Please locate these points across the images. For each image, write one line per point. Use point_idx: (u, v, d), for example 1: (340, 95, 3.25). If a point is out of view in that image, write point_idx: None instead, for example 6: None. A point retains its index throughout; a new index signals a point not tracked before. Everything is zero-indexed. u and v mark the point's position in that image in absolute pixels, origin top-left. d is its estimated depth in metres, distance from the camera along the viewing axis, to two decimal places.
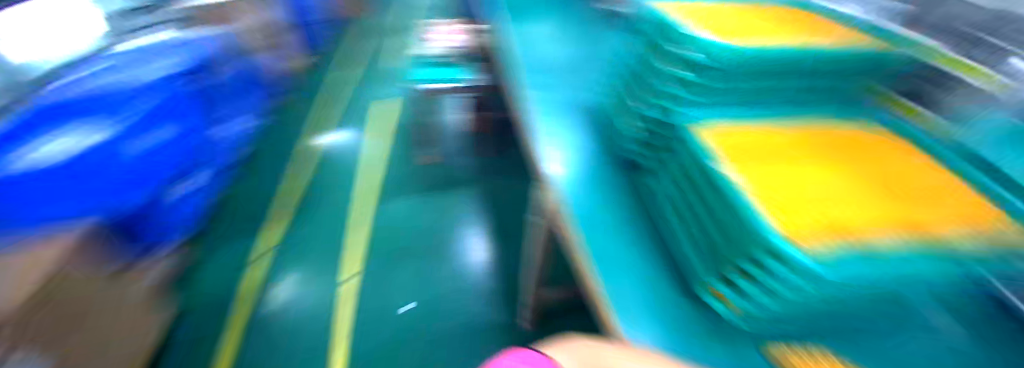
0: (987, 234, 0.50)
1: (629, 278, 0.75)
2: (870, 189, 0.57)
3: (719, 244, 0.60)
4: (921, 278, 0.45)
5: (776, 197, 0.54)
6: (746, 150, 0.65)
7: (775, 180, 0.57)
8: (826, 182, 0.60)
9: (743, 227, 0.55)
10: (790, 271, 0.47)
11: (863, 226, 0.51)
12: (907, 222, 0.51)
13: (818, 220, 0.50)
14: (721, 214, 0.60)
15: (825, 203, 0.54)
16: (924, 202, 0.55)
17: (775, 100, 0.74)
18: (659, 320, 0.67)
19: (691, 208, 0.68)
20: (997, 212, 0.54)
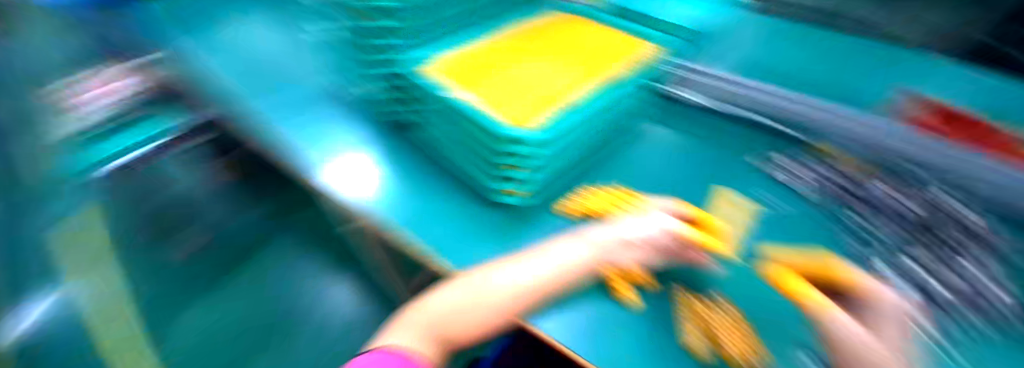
0: (632, 66, 0.74)
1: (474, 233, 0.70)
2: (557, 61, 0.74)
3: (487, 153, 0.66)
4: (600, 103, 0.65)
5: (498, 106, 0.62)
6: (464, 70, 0.71)
7: (494, 86, 0.66)
8: (539, 70, 0.72)
9: (492, 140, 0.61)
10: (533, 154, 0.58)
11: (559, 96, 0.64)
12: (588, 75, 0.70)
13: (532, 103, 0.62)
14: (474, 133, 0.63)
15: (536, 89, 0.66)
16: (584, 56, 0.76)
17: (473, 25, 0.81)
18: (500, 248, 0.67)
19: (457, 140, 0.70)
20: (634, 46, 0.80)
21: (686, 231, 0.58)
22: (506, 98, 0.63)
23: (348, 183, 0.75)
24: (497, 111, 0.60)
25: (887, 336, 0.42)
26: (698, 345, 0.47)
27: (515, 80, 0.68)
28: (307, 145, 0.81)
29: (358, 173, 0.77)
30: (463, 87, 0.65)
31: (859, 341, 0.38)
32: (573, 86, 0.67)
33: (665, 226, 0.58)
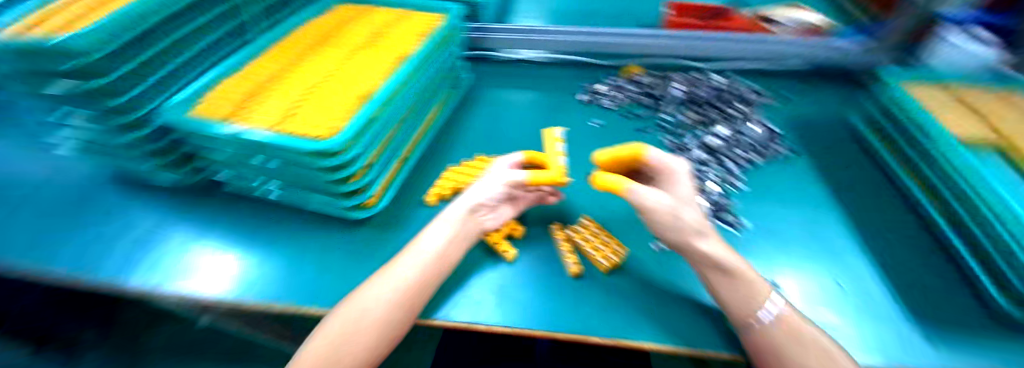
0: (429, 42, 0.74)
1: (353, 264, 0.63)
2: (355, 58, 0.69)
3: (312, 177, 0.58)
4: (408, 86, 0.63)
5: (294, 123, 0.54)
6: (247, 95, 0.62)
7: (288, 101, 0.59)
8: (334, 74, 0.65)
9: (302, 161, 0.54)
10: (348, 159, 0.53)
11: (361, 91, 0.61)
12: (387, 62, 0.67)
13: (335, 101, 0.58)
14: (282, 159, 0.55)
15: (336, 92, 0.61)
16: (379, 42, 0.73)
17: (243, 43, 0.69)
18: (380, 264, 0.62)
19: (273, 176, 0.61)
20: (427, 23, 0.80)
21: (525, 177, 0.61)
22: (305, 108, 0.57)
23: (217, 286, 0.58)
24: (293, 130, 0.53)
25: (675, 189, 0.56)
26: (576, 268, 0.60)
27: (310, 88, 0.62)
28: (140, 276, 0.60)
29: (193, 262, 0.62)
30: (250, 114, 0.57)
31: (654, 204, 0.52)
32: (374, 72, 0.64)
33: (504, 181, 0.61)
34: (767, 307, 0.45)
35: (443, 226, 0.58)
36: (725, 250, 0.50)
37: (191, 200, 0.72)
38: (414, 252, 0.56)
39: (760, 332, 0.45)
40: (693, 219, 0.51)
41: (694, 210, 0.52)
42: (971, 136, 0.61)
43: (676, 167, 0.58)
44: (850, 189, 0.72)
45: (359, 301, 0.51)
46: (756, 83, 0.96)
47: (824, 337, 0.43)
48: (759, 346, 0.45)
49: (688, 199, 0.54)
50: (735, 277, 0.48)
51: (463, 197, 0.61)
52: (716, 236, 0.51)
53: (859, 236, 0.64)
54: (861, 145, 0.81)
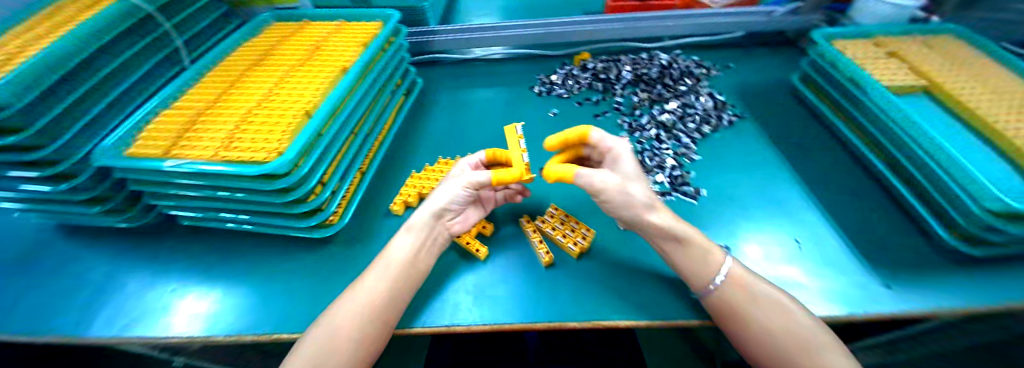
0: (369, 49, 0.74)
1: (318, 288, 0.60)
2: (295, 74, 0.69)
3: (260, 197, 0.55)
4: (350, 95, 0.63)
5: (236, 147, 0.54)
6: (187, 127, 0.60)
7: (230, 128, 0.58)
8: (273, 92, 0.65)
9: (246, 182, 0.53)
10: (298, 170, 0.52)
11: (303, 104, 0.60)
12: (328, 72, 0.67)
13: (279, 121, 0.57)
14: (227, 183, 0.54)
15: (279, 108, 0.61)
16: (319, 58, 0.72)
17: (182, 81, 0.70)
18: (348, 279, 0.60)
19: (229, 205, 0.59)
20: (370, 30, 0.80)
21: (486, 178, 0.60)
22: (249, 132, 0.57)
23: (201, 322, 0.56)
24: (230, 155, 0.52)
25: (621, 167, 0.58)
26: (547, 257, 0.60)
27: (252, 112, 0.61)
28: (123, 319, 0.57)
29: (152, 308, 0.58)
30: (192, 146, 0.56)
31: (602, 184, 0.54)
32: (316, 87, 0.64)
33: (465, 182, 0.59)
34: (720, 272, 0.50)
35: (406, 234, 0.57)
36: (674, 219, 0.53)
37: (143, 241, 0.69)
38: (379, 266, 0.54)
39: (715, 294, 0.49)
40: (642, 195, 0.54)
41: (640, 183, 0.55)
42: (892, 80, 0.66)
43: (619, 146, 0.60)
44: (795, 144, 0.76)
45: (327, 326, 0.48)
46: (699, 57, 1.01)
47: (769, 289, 0.48)
48: (718, 306, 0.49)
49: (633, 175, 0.56)
50: (682, 243, 0.52)
51: (426, 203, 0.60)
52: (665, 209, 0.54)
53: (805, 187, 0.68)
54: (801, 103, 0.85)
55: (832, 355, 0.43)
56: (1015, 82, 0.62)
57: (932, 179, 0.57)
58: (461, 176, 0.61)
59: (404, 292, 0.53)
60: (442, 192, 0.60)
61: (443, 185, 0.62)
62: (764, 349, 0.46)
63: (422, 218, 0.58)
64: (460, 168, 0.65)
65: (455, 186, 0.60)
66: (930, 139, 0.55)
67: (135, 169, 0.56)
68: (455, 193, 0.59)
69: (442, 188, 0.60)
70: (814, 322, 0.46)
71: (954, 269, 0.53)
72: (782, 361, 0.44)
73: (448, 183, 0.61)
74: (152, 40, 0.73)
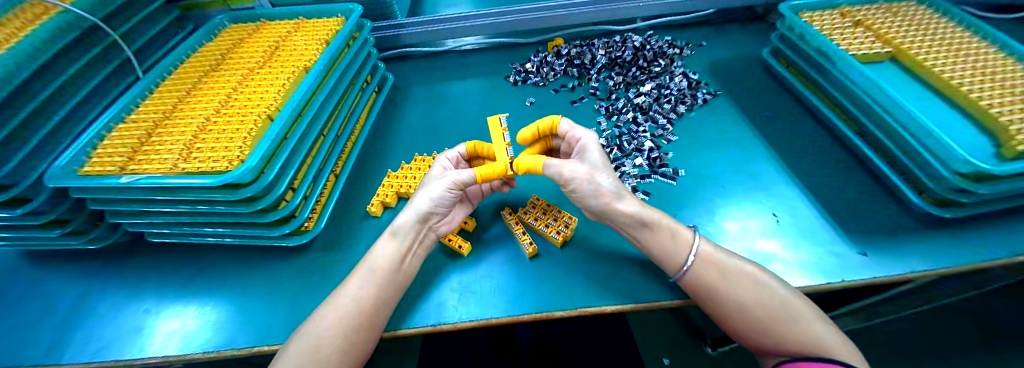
0: (331, 46, 0.71)
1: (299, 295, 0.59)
2: (254, 77, 0.66)
3: (231, 207, 0.53)
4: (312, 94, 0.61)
5: (196, 157, 0.52)
6: (144, 141, 0.58)
7: (187, 138, 0.56)
8: (232, 98, 0.62)
9: (211, 193, 0.51)
10: (264, 177, 0.50)
11: (263, 107, 0.58)
12: (287, 73, 0.65)
13: (239, 127, 0.55)
14: (191, 195, 0.52)
15: (238, 114, 0.58)
16: (279, 59, 0.70)
17: (133, 90, 0.66)
18: (328, 284, 0.58)
19: (199, 218, 0.57)
20: (332, 27, 0.77)
21: (470, 176, 0.58)
22: (208, 141, 0.54)
23: (185, 340, 0.54)
24: (191, 166, 0.50)
25: (589, 156, 0.59)
26: (530, 248, 0.59)
27: (210, 120, 0.59)
28: (103, 342, 0.55)
29: (126, 331, 0.56)
30: (149, 159, 0.53)
31: (570, 172, 0.56)
32: (275, 89, 0.61)
33: (449, 182, 0.58)
34: (690, 252, 0.50)
35: (387, 238, 0.55)
36: (641, 206, 0.54)
37: (112, 261, 0.66)
38: (359, 271, 0.52)
39: (691, 274, 0.49)
40: (609, 184, 0.55)
41: (605, 172, 0.56)
42: (858, 49, 0.67)
43: (585, 135, 0.61)
44: (769, 119, 0.77)
45: (310, 338, 0.46)
46: (672, 37, 1.00)
47: (741, 263, 0.49)
48: (696, 287, 0.49)
49: (597, 164, 0.57)
50: (651, 229, 0.52)
51: (410, 205, 0.58)
52: (634, 197, 0.55)
53: (780, 160, 0.69)
54: (773, 77, 0.86)
55: (807, 320, 0.44)
56: (976, 44, 0.64)
57: (900, 144, 0.58)
58: (445, 175, 0.59)
59: (389, 295, 0.51)
60: (424, 191, 0.59)
61: (425, 184, 0.60)
62: (746, 322, 0.47)
63: (406, 218, 0.56)
64: (439, 166, 0.63)
65: (438, 184, 0.58)
66: (895, 104, 0.56)
67: (95, 189, 0.53)
68: (439, 192, 0.58)
69: (424, 188, 0.59)
70: (792, 291, 0.47)
71: (924, 231, 0.55)
72: (765, 332, 0.45)
73: (430, 183, 0.59)
74: (100, 50, 0.68)
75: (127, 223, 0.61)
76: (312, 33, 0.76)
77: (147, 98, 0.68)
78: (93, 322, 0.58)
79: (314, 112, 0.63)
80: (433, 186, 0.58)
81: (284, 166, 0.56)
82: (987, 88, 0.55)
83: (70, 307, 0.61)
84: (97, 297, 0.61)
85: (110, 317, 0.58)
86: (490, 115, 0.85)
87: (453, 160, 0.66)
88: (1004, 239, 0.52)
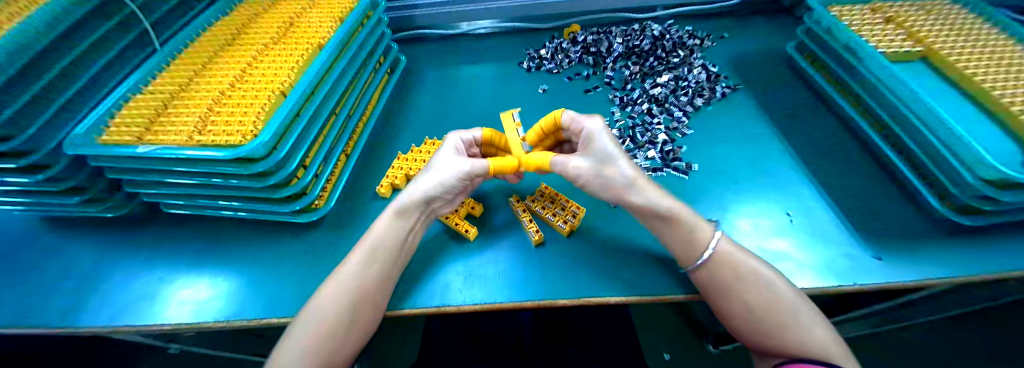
0: (346, 25, 0.70)
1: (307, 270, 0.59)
2: (268, 52, 0.66)
3: (241, 181, 0.53)
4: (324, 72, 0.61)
5: (210, 130, 0.52)
6: (160, 112, 0.58)
7: (203, 110, 0.56)
8: (245, 73, 0.62)
9: (224, 167, 0.51)
10: (276, 152, 0.50)
11: (275, 83, 0.58)
12: (300, 50, 0.64)
13: (253, 102, 0.55)
14: (205, 168, 0.52)
15: (252, 88, 0.58)
16: (293, 36, 0.69)
17: (149, 62, 0.67)
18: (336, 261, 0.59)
19: (210, 191, 0.58)
20: (346, 4, 0.76)
21: (483, 168, 0.57)
22: (223, 115, 0.54)
23: (200, 308, 0.55)
24: (205, 139, 0.50)
25: (593, 147, 0.55)
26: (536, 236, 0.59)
27: (225, 94, 0.59)
28: (122, 306, 0.57)
29: (140, 298, 0.58)
30: (165, 130, 0.54)
31: (575, 169, 0.55)
32: (289, 65, 0.61)
33: (459, 172, 0.56)
34: (708, 246, 0.49)
35: (383, 217, 0.55)
36: (661, 197, 0.52)
37: (129, 230, 0.68)
38: (358, 250, 0.53)
39: (704, 269, 0.49)
40: (618, 176, 0.52)
41: (614, 162, 0.53)
42: (888, 47, 0.64)
43: (593, 124, 0.56)
44: (789, 116, 0.75)
45: (310, 315, 0.46)
46: (692, 27, 0.97)
47: (758, 265, 0.48)
48: (704, 281, 0.49)
49: (607, 154, 0.53)
50: (669, 222, 0.51)
51: (405, 191, 0.57)
52: (652, 185, 0.53)
53: (797, 158, 0.68)
54: (795, 73, 0.83)
55: (814, 327, 0.44)
56: (1016, 47, 0.61)
57: (924, 149, 0.56)
58: (455, 162, 0.57)
59: (389, 272, 0.52)
60: (424, 177, 0.56)
61: (426, 170, 0.58)
62: (751, 320, 0.47)
63: (402, 203, 0.55)
64: (444, 149, 0.60)
65: (444, 170, 0.56)
66: (923, 107, 0.54)
67: (113, 157, 0.54)
68: (445, 179, 0.56)
69: (426, 174, 0.57)
70: (801, 296, 0.46)
71: (942, 238, 0.54)
72: (768, 333, 0.45)
73: (434, 168, 0.57)
74: (119, 21, 0.68)
75: (143, 193, 0.63)
76: (326, 10, 0.75)
77: (163, 71, 0.68)
78: (111, 287, 0.60)
79: (327, 91, 0.62)
80: (439, 170, 0.56)
81: (296, 143, 0.56)
82: (1023, 93, 0.53)
83: (89, 272, 0.62)
84: (114, 264, 0.63)
85: (128, 284, 0.60)
86: (503, 102, 0.85)
87: (467, 142, 0.63)
88: None
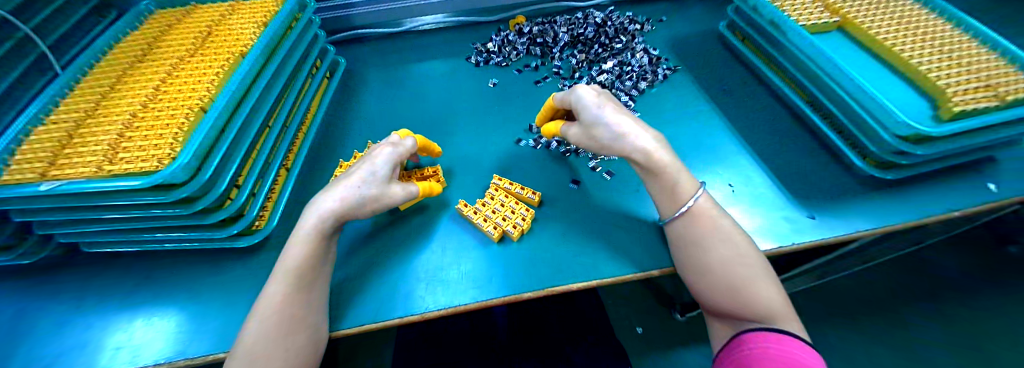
0: (274, 30, 0.66)
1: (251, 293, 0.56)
2: (186, 65, 0.61)
3: (170, 209, 0.49)
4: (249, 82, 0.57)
5: (125, 158, 0.47)
6: (65, 143, 0.52)
7: (112, 136, 0.51)
8: (160, 91, 0.57)
9: (148, 196, 0.47)
10: (203, 174, 0.47)
11: (194, 99, 0.54)
12: (221, 60, 0.60)
13: (169, 122, 0.51)
14: (124, 199, 0.48)
15: (168, 107, 0.54)
16: (212, 45, 0.64)
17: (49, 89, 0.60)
18: None
19: (137, 223, 0.53)
20: (272, 7, 0.72)
21: (416, 190, 0.59)
22: (137, 139, 0.50)
23: (143, 349, 0.51)
24: (120, 167, 0.46)
25: (582, 118, 0.57)
26: (494, 232, 0.59)
27: (138, 115, 0.54)
28: (49, 360, 0.52)
29: (71, 348, 0.53)
30: (71, 163, 0.48)
31: (574, 138, 0.60)
32: (208, 78, 0.56)
33: (391, 199, 0.55)
34: (688, 201, 0.50)
35: (300, 234, 0.49)
36: (666, 154, 0.52)
37: (48, 277, 0.61)
38: (275, 275, 0.47)
39: (683, 218, 0.51)
40: (606, 134, 0.53)
41: (597, 123, 0.54)
42: (808, 19, 0.68)
43: (580, 92, 0.57)
44: (727, 92, 0.78)
45: (241, 351, 0.42)
46: (633, 13, 0.99)
47: (730, 225, 0.50)
48: (680, 233, 0.51)
49: (594, 117, 0.54)
50: (654, 176, 0.52)
51: (319, 203, 0.50)
52: (660, 142, 0.52)
53: (736, 132, 0.71)
54: (729, 51, 0.87)
55: (771, 288, 0.45)
56: (915, 12, 0.66)
57: (847, 113, 0.60)
58: (386, 191, 0.54)
59: (318, 293, 0.49)
60: (355, 202, 0.51)
61: (357, 189, 0.51)
62: (718, 275, 0.47)
63: (318, 222, 0.49)
64: (381, 169, 0.55)
65: (380, 201, 0.53)
66: (843, 74, 0.58)
67: (19, 197, 0.48)
68: (373, 210, 0.53)
69: (358, 196, 0.52)
70: (760, 258, 0.48)
71: (869, 195, 0.58)
72: (734, 288, 0.46)
73: (372, 194, 0.52)
74: (12, 44, 0.59)
75: (57, 233, 0.57)
76: (249, 15, 0.70)
77: (66, 96, 0.62)
78: (33, 342, 0.54)
79: (255, 102, 0.59)
80: (377, 199, 0.53)
81: (224, 161, 0.52)
82: (926, 54, 0.58)
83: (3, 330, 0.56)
84: (34, 317, 0.57)
85: (54, 336, 0.54)
86: (452, 100, 0.83)
87: (392, 158, 0.57)
88: (937, 199, 0.56)
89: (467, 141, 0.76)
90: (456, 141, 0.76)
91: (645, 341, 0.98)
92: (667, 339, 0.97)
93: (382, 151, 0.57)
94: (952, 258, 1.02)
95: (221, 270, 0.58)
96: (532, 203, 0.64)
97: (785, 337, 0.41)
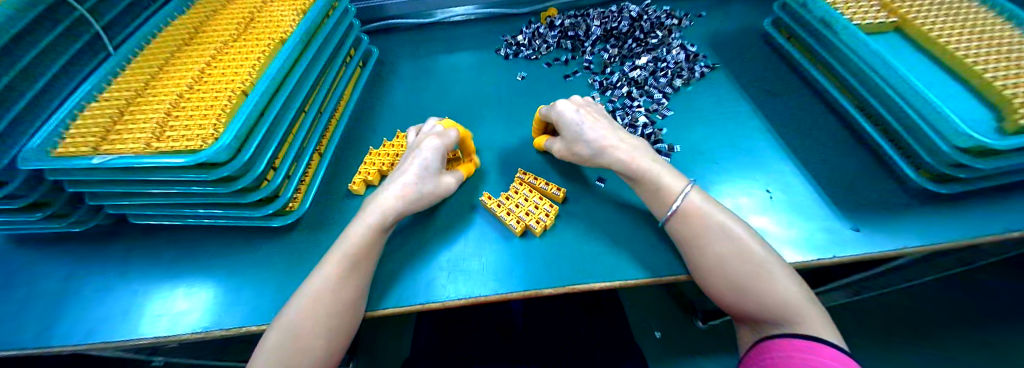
0: (312, 18, 0.68)
1: (282, 271, 0.57)
2: (229, 50, 0.63)
3: (209, 187, 0.51)
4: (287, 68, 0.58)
5: (170, 137, 0.49)
6: (116, 119, 0.55)
7: (160, 115, 0.53)
8: (203, 74, 0.59)
9: (189, 174, 0.49)
10: (243, 155, 0.49)
11: (235, 83, 0.55)
12: (261, 45, 0.61)
13: (213, 104, 0.52)
14: (167, 176, 0.50)
15: (210, 90, 0.55)
16: (254, 31, 0.66)
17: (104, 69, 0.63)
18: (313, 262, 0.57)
19: (180, 199, 0.55)
20: None
21: (461, 176, 0.63)
22: (182, 119, 0.52)
23: (180, 318, 0.53)
24: (165, 145, 0.48)
25: (565, 133, 0.62)
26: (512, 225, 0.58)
27: (184, 96, 0.56)
28: (98, 321, 0.55)
29: (117, 313, 0.56)
30: (121, 139, 0.51)
31: (559, 152, 0.64)
32: (250, 63, 0.58)
33: (443, 188, 0.58)
34: (677, 199, 0.50)
35: (354, 229, 0.51)
36: (653, 161, 0.54)
37: (97, 245, 0.65)
38: (330, 258, 0.49)
39: (674, 217, 0.51)
40: (586, 151, 0.59)
41: (580, 138, 0.59)
42: (863, 18, 0.64)
43: (559, 111, 0.62)
44: (767, 93, 0.75)
45: (281, 325, 0.44)
46: (670, 7, 0.96)
47: (726, 218, 0.49)
48: (676, 231, 0.50)
49: (573, 135, 0.60)
50: (636, 183, 0.55)
51: (381, 202, 0.53)
52: (649, 153, 0.55)
53: (775, 136, 0.68)
54: (773, 50, 0.82)
55: (785, 283, 0.43)
56: (987, 12, 0.61)
57: (901, 120, 0.56)
58: (437, 181, 0.58)
59: (366, 278, 0.49)
60: (414, 199, 0.54)
61: (413, 186, 0.55)
62: (723, 274, 0.46)
63: (381, 219, 0.52)
64: (432, 163, 0.57)
65: (435, 194, 0.57)
66: (901, 78, 0.54)
67: (76, 169, 0.51)
68: (431, 202, 0.58)
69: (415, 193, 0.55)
70: (771, 253, 0.46)
71: (922, 209, 0.54)
72: (743, 286, 0.44)
73: (427, 190, 0.56)
74: (72, 24, 0.62)
75: (106, 204, 0.60)
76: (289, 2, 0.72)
77: (118, 75, 0.65)
78: (83, 305, 0.57)
79: (293, 87, 0.60)
80: (432, 194, 0.56)
81: (262, 144, 0.54)
82: (998, 58, 0.53)
83: (57, 292, 0.59)
84: (84, 280, 0.60)
85: (101, 300, 0.57)
86: (481, 92, 0.83)
87: (440, 149, 0.58)
88: (1001, 216, 0.52)
89: (494, 134, 0.75)
90: (484, 133, 0.75)
91: (664, 346, 0.96)
92: (689, 345, 0.95)
93: (428, 142, 0.58)
94: (1006, 282, 0.95)
95: (254, 247, 0.60)
96: (556, 199, 0.63)
97: (798, 339, 0.39)
